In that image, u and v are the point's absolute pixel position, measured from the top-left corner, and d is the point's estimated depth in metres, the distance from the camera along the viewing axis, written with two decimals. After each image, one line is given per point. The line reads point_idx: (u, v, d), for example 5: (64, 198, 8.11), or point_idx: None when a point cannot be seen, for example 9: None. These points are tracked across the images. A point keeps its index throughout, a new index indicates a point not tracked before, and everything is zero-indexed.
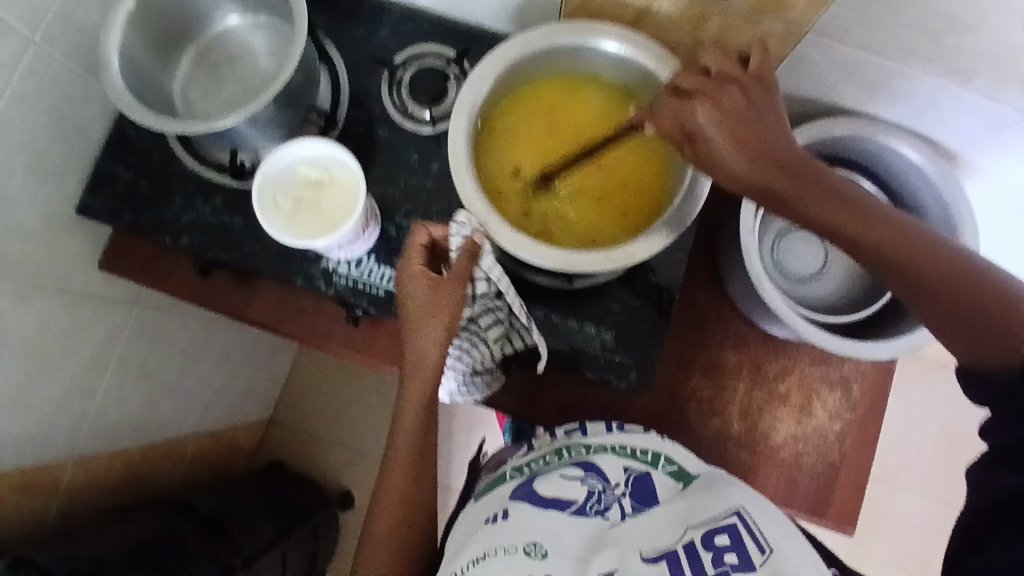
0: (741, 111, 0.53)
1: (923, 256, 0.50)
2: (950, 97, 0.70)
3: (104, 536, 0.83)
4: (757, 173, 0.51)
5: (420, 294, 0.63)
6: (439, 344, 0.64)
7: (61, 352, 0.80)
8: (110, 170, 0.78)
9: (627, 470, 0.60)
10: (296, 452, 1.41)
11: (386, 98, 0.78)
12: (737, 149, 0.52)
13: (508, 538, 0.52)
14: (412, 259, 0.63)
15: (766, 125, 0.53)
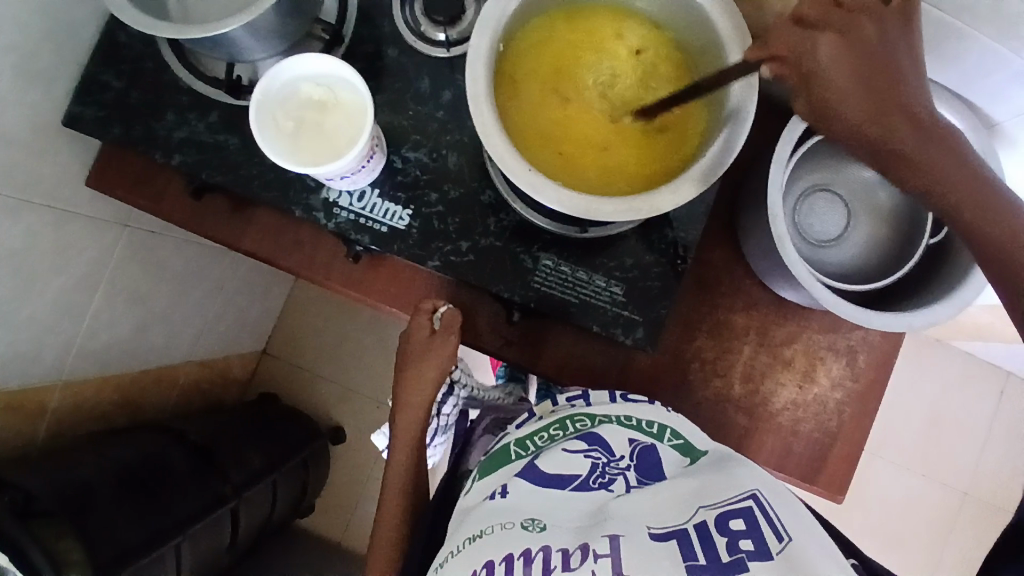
0: (874, 50, 0.46)
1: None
2: (1001, 63, 0.65)
3: (91, 459, 0.83)
4: (875, 121, 0.45)
5: (420, 342, 0.76)
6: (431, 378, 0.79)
7: (47, 269, 0.77)
8: (97, 75, 0.72)
9: (631, 442, 0.58)
10: (289, 383, 1.41)
11: (398, 14, 0.71)
12: (862, 95, 0.45)
13: (506, 515, 0.52)
14: (419, 320, 0.75)
15: (897, 74, 0.46)
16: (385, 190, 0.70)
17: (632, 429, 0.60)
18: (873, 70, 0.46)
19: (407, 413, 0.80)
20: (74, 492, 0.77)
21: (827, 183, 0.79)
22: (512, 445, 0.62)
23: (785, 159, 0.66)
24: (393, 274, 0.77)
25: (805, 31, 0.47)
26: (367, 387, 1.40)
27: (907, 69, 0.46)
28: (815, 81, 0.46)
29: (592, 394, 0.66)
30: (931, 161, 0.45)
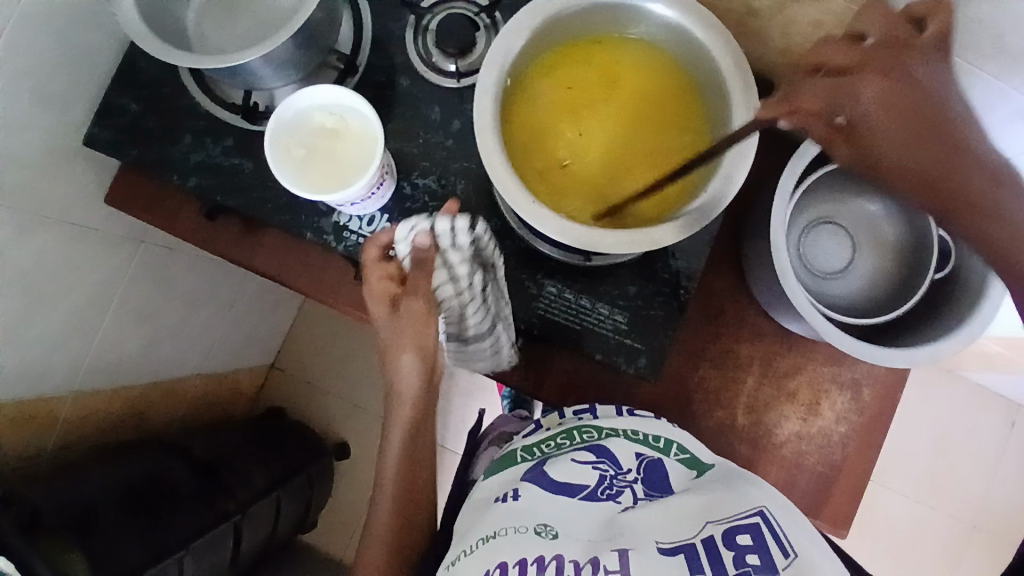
0: (924, 97, 0.42)
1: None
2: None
3: (95, 474, 0.84)
4: (947, 179, 0.43)
5: (385, 312, 0.66)
6: (414, 368, 0.68)
7: (63, 285, 0.79)
8: (118, 99, 0.74)
9: (638, 455, 0.59)
10: (296, 398, 1.42)
11: (410, 46, 0.73)
12: (923, 148, 0.42)
13: (520, 518, 0.52)
14: (374, 275, 0.66)
15: (948, 117, 0.43)
16: (394, 216, 0.72)
17: (639, 443, 0.61)
18: (930, 115, 0.42)
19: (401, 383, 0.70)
20: (79, 510, 0.79)
21: (831, 216, 0.79)
22: (519, 450, 0.63)
23: (787, 193, 0.67)
24: None
25: (849, 78, 0.43)
26: (371, 403, 1.40)
27: (960, 111, 0.43)
28: (862, 132, 0.43)
29: (599, 407, 0.66)
30: (983, 206, 0.44)
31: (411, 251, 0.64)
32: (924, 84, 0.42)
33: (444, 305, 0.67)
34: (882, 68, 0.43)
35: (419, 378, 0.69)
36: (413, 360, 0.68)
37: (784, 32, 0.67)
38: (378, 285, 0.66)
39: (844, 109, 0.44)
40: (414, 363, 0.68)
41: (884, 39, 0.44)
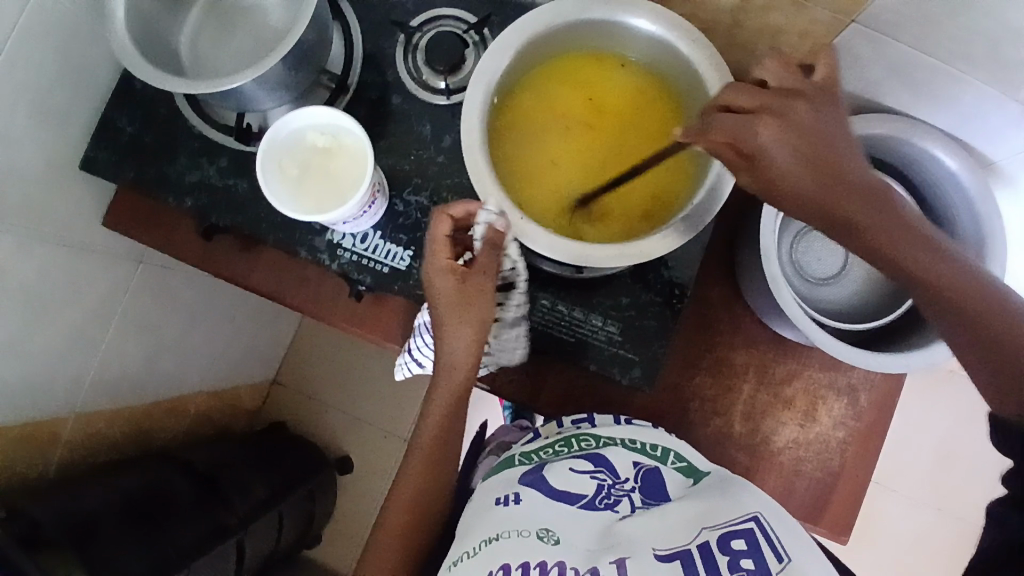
0: (809, 130, 0.47)
1: (987, 307, 0.46)
2: (993, 108, 0.66)
3: (96, 489, 0.84)
4: (825, 200, 0.47)
5: (446, 290, 0.62)
6: (471, 341, 0.64)
7: (63, 305, 0.80)
8: (114, 121, 0.75)
9: (636, 464, 0.59)
10: (297, 411, 1.43)
11: (401, 64, 0.74)
12: (804, 171, 0.46)
13: (521, 522, 0.52)
14: (439, 252, 0.62)
15: (831, 149, 0.47)
16: (387, 232, 0.73)
17: (637, 452, 0.61)
18: (814, 148, 0.46)
19: (450, 369, 0.66)
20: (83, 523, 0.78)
21: None
22: (517, 454, 0.62)
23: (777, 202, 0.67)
24: (394, 311, 0.79)
25: (744, 115, 0.47)
26: (372, 416, 1.41)
27: (842, 142, 0.47)
28: (759, 160, 0.47)
29: (597, 416, 0.66)
30: (874, 227, 0.46)
31: (484, 233, 0.59)
32: (809, 121, 0.47)
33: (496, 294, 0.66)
34: (775, 109, 0.47)
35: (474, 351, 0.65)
36: (465, 341, 0.64)
37: (770, 43, 0.68)
38: (442, 261, 0.62)
39: (738, 139, 0.47)
40: (466, 345, 0.64)
41: (782, 86, 0.48)
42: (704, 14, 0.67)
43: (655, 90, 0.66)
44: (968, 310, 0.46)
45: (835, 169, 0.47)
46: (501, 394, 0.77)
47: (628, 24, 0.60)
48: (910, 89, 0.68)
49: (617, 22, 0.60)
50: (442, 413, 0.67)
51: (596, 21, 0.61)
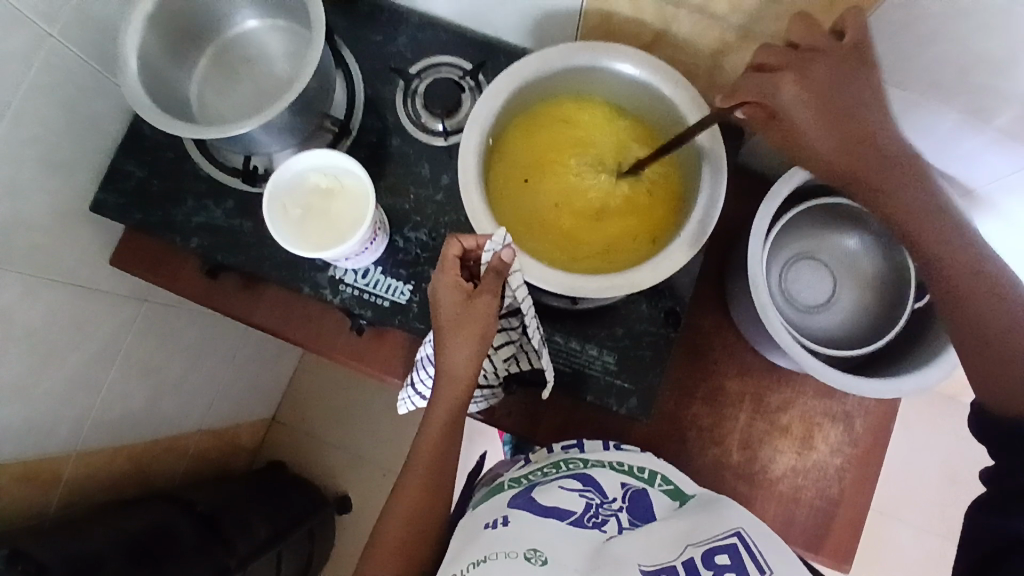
0: (836, 89, 0.53)
1: (986, 291, 0.51)
2: (973, 132, 0.65)
3: (98, 529, 0.83)
4: (839, 156, 0.53)
5: (451, 311, 0.60)
6: (469, 366, 0.61)
7: (67, 345, 0.81)
8: (123, 166, 0.78)
9: (624, 485, 0.60)
10: (296, 449, 1.42)
11: (400, 108, 0.78)
12: (824, 125, 0.53)
13: (510, 543, 0.51)
14: (446, 271, 0.60)
15: (855, 112, 0.53)
16: (387, 267, 0.75)
17: (625, 474, 0.62)
18: (837, 109, 0.53)
19: (447, 390, 0.63)
20: (84, 562, 0.77)
21: (811, 251, 0.81)
22: (506, 480, 0.63)
23: (762, 232, 0.70)
24: (394, 344, 0.80)
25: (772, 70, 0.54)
26: (371, 453, 1.40)
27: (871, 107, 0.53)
28: (780, 118, 0.54)
29: (586, 442, 0.68)
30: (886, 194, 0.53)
31: (490, 261, 0.58)
32: (835, 81, 0.53)
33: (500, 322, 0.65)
34: (801, 66, 0.53)
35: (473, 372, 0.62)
36: (465, 362, 0.61)
37: None
38: (449, 280, 0.60)
39: (763, 94, 0.55)
40: (465, 365, 0.61)
41: (811, 44, 0.54)
42: (686, 57, 0.71)
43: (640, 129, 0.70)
44: (970, 295, 0.51)
45: (854, 133, 0.53)
46: (501, 427, 0.78)
47: (611, 69, 0.65)
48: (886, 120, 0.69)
49: (601, 66, 0.65)
50: (436, 435, 0.64)
51: (582, 66, 0.65)
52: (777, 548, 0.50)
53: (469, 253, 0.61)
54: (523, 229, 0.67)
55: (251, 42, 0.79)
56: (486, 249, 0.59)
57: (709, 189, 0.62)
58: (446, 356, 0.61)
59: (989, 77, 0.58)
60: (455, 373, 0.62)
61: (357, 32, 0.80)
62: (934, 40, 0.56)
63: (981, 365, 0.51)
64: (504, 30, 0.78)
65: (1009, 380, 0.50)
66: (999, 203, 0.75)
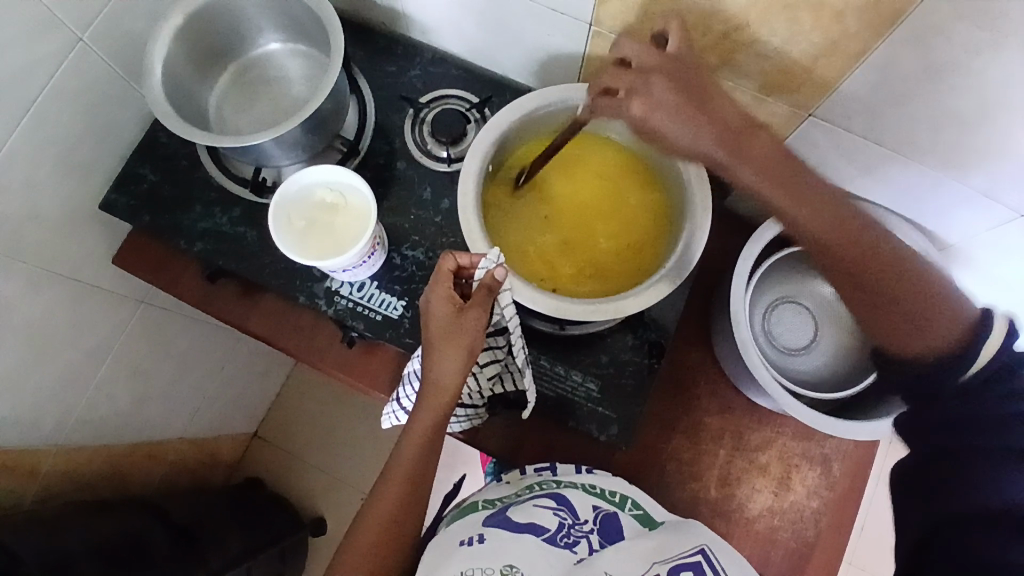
0: (678, 101, 0.56)
1: (869, 248, 0.53)
2: (948, 190, 0.68)
3: (72, 526, 0.82)
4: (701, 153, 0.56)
5: (441, 323, 0.62)
6: (453, 378, 0.63)
7: (63, 339, 0.82)
8: (137, 170, 0.82)
9: (595, 507, 0.61)
10: (275, 467, 1.41)
11: (408, 134, 0.82)
12: (680, 130, 0.56)
13: (486, 559, 0.52)
14: (439, 283, 0.62)
15: (705, 102, 0.56)
16: (383, 283, 0.77)
17: (595, 496, 0.63)
18: (690, 103, 0.56)
19: (430, 399, 0.64)
20: (56, 557, 0.76)
21: (793, 294, 0.84)
22: (480, 500, 0.63)
23: (745, 272, 0.73)
24: (383, 359, 0.82)
25: (641, 77, 0.57)
26: (352, 476, 1.39)
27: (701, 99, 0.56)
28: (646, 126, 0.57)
29: (559, 465, 0.69)
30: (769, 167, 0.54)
31: (484, 278, 0.61)
32: (683, 85, 0.57)
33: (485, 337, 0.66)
34: (642, 89, 0.57)
35: (457, 386, 0.63)
36: (450, 373, 0.62)
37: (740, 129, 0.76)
38: (442, 293, 0.62)
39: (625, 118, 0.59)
40: (451, 377, 0.63)
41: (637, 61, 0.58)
42: None
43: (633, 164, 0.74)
44: (841, 253, 0.53)
45: (715, 122, 0.55)
46: (483, 448, 0.78)
47: None
48: (862, 169, 0.72)
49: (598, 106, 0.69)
50: (415, 447, 0.64)
51: (579, 105, 0.69)
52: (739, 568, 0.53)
53: (463, 269, 0.63)
54: (530, 261, 0.71)
55: (272, 63, 0.83)
56: (481, 267, 0.62)
57: (693, 227, 0.66)
58: (432, 366, 0.63)
59: (958, 138, 0.62)
60: (440, 382, 0.63)
61: (373, 61, 0.84)
62: (908, 99, 0.60)
63: (874, 318, 0.54)
64: (511, 68, 0.83)
65: (897, 325, 0.53)
66: (973, 255, 0.76)
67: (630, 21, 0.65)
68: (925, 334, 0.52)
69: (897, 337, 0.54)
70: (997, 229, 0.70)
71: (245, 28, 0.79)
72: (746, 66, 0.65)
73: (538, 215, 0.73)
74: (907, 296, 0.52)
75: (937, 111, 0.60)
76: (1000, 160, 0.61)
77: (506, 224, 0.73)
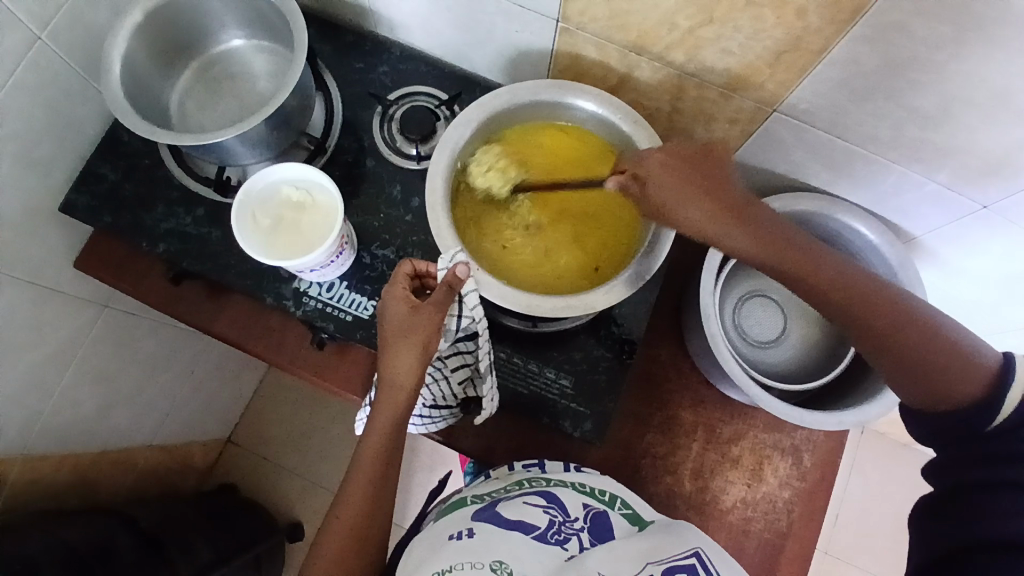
0: (676, 178, 0.60)
1: (882, 303, 0.55)
2: (912, 184, 0.70)
3: (36, 535, 0.79)
4: (701, 224, 0.58)
5: (398, 321, 0.62)
6: (414, 379, 0.62)
7: (25, 345, 0.79)
8: (98, 169, 0.79)
9: (585, 505, 0.61)
10: (249, 473, 1.38)
11: (377, 131, 0.81)
12: (679, 201, 0.59)
13: (476, 554, 0.51)
14: (396, 284, 0.63)
15: (712, 173, 0.60)
16: (352, 283, 0.76)
17: (586, 495, 0.63)
18: (696, 180, 0.59)
19: (390, 399, 0.63)
20: (21, 566, 0.74)
21: (762, 288, 0.85)
22: (469, 495, 0.63)
23: (715, 265, 0.73)
24: (355, 360, 0.81)
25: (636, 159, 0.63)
26: (328, 480, 1.37)
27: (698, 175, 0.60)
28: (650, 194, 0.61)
29: (547, 462, 0.69)
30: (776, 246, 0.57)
31: (444, 276, 0.61)
32: (692, 154, 0.61)
33: (445, 339, 0.66)
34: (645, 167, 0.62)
35: (416, 388, 0.63)
36: (408, 372, 0.62)
37: (706, 128, 0.77)
38: (397, 293, 0.62)
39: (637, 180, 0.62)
40: (408, 376, 0.62)
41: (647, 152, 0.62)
42: (648, 101, 0.76)
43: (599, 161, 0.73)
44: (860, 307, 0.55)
45: (720, 192, 0.59)
46: (457, 448, 0.78)
47: (575, 105, 0.70)
48: (829, 167, 0.74)
49: (566, 101, 0.69)
50: (378, 449, 0.64)
51: (548, 101, 0.70)
52: (730, 569, 0.52)
53: (422, 273, 0.65)
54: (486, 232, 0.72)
55: (235, 60, 0.82)
56: (438, 267, 0.62)
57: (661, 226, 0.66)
58: (388, 366, 0.62)
59: (922, 132, 0.63)
60: (398, 381, 0.62)
61: (341, 58, 0.83)
62: (868, 95, 0.61)
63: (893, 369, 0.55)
64: (481, 65, 0.82)
65: (919, 381, 0.53)
66: (938, 250, 0.79)
67: (597, 18, 0.65)
68: (953, 386, 0.52)
69: (925, 387, 0.53)
70: (961, 223, 0.72)
71: (206, 23, 0.77)
72: (711, 63, 0.66)
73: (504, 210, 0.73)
74: (927, 355, 0.53)
75: (901, 107, 0.61)
76: (962, 154, 0.63)
77: (471, 206, 0.73)
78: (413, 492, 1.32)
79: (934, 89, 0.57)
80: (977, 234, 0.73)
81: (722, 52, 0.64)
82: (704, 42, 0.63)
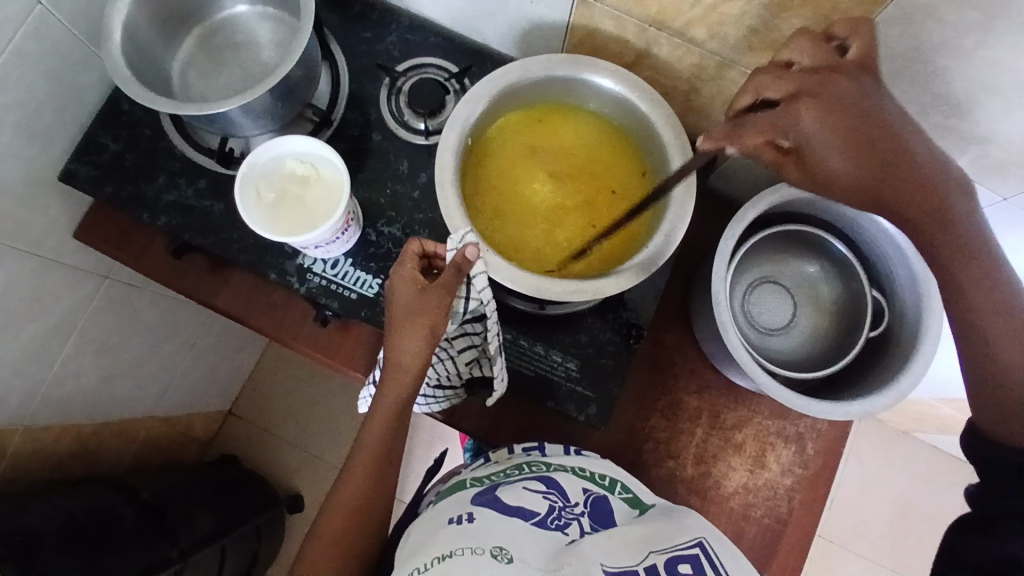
0: (853, 114, 0.49)
1: (996, 306, 0.51)
2: None
3: (38, 505, 0.79)
4: (863, 175, 0.50)
5: (407, 301, 0.61)
6: (421, 360, 0.61)
7: (26, 316, 0.78)
8: (99, 139, 0.77)
9: (585, 490, 0.61)
10: (250, 446, 1.39)
11: (384, 104, 0.78)
12: (845, 146, 0.49)
13: (474, 539, 0.50)
14: (405, 262, 0.62)
15: (885, 120, 0.50)
16: (358, 260, 0.75)
17: (587, 480, 0.63)
18: (861, 132, 0.49)
19: (395, 380, 0.62)
20: (24, 537, 0.74)
21: (772, 274, 0.83)
22: (468, 479, 0.63)
23: (726, 251, 0.71)
24: (359, 338, 0.80)
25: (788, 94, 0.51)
26: (329, 453, 1.38)
27: (881, 110, 0.49)
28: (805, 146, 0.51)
29: (547, 445, 0.69)
30: (922, 217, 0.50)
31: (454, 257, 0.60)
32: (861, 90, 0.50)
33: (453, 321, 0.65)
34: (817, 93, 0.50)
35: (422, 370, 0.62)
36: (415, 354, 0.61)
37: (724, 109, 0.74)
38: (407, 273, 0.61)
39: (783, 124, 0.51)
40: (415, 358, 0.61)
41: (812, 66, 0.51)
42: (664, 79, 0.74)
43: (617, 141, 0.73)
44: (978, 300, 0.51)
45: (889, 141, 0.49)
46: (460, 428, 0.78)
47: (590, 82, 0.67)
48: None
49: (582, 78, 0.67)
50: (381, 429, 0.63)
51: (562, 78, 0.67)
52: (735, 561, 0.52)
53: (429, 253, 0.64)
54: (502, 214, 0.71)
55: (239, 26, 0.79)
56: (448, 247, 0.61)
57: (676, 210, 0.64)
58: (395, 347, 0.61)
59: (950, 117, 0.60)
60: (403, 362, 0.62)
61: (348, 27, 0.80)
62: (896, 78, 0.59)
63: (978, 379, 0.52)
64: (493, 37, 0.79)
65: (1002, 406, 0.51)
66: None
67: None
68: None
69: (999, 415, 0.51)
70: (981, 213, 0.70)
71: None
72: (733, 41, 0.63)
73: (521, 191, 0.72)
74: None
75: (928, 93, 0.59)
76: (986, 143, 0.61)
77: (482, 187, 0.71)
78: (411, 468, 1.33)
79: (965, 74, 0.55)
80: (997, 225, 0.71)
81: (745, 30, 0.61)
82: (728, 18, 0.60)
